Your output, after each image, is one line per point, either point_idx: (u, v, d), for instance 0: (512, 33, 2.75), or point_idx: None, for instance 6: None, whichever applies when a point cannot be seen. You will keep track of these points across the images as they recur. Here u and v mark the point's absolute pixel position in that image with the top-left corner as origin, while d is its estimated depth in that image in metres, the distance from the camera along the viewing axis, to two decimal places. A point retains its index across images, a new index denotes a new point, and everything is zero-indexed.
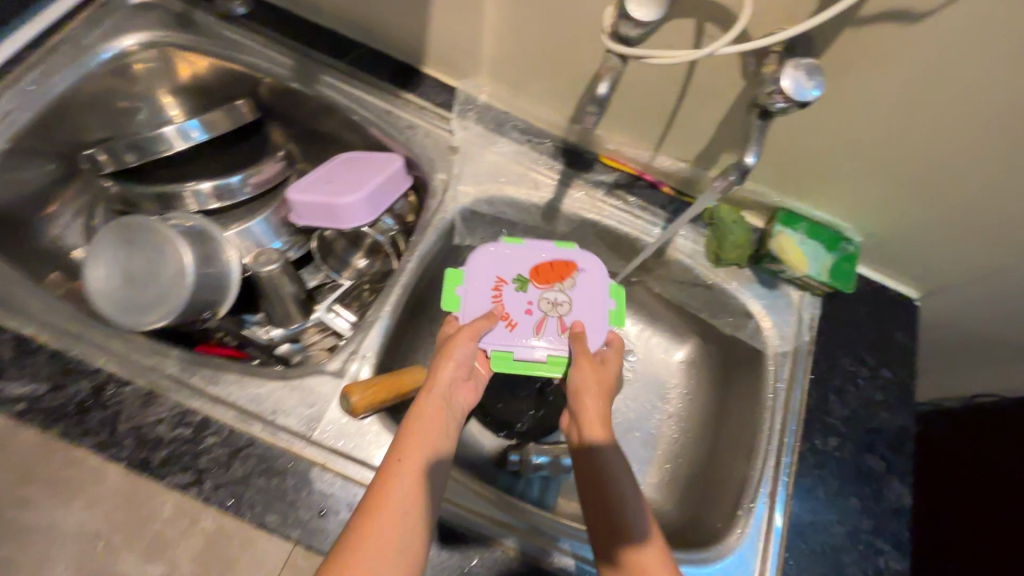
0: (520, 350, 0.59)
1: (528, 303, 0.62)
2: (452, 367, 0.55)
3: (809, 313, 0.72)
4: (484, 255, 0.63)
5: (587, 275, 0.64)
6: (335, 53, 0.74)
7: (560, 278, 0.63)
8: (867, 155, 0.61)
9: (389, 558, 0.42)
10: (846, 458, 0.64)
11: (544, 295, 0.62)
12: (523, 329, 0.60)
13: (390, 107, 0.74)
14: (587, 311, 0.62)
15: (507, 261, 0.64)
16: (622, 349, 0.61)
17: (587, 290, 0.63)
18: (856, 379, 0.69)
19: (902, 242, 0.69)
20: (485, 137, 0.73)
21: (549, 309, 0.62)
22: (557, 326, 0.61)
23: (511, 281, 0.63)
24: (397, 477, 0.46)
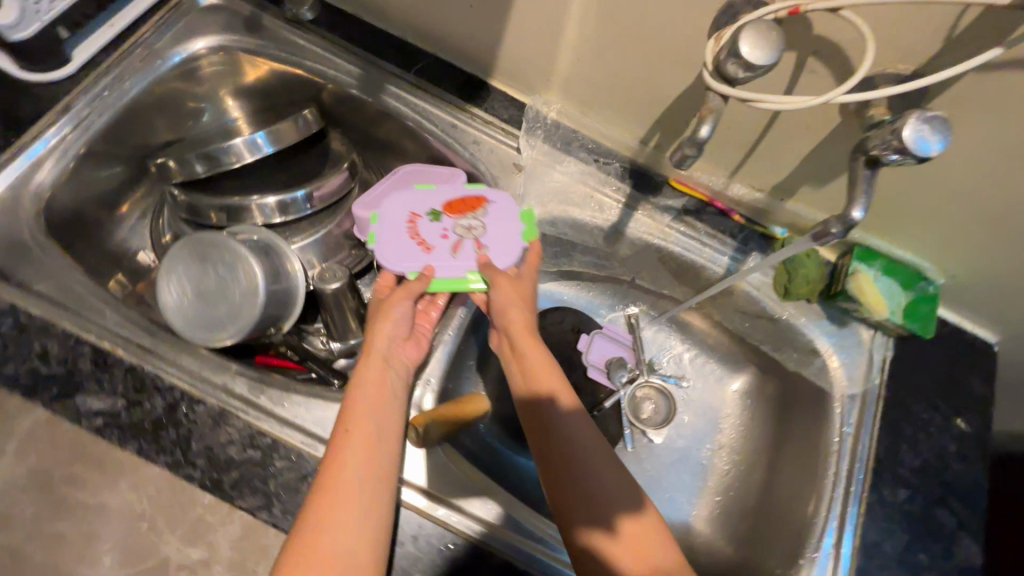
0: (441, 269, 0.62)
1: (443, 230, 0.64)
2: (392, 331, 0.58)
3: (880, 355, 0.69)
4: (395, 196, 0.66)
5: (497, 204, 0.66)
6: (401, 63, 0.73)
7: (470, 211, 0.65)
8: (966, 200, 0.57)
9: (358, 522, 0.43)
10: (915, 512, 0.62)
11: (459, 223, 0.65)
12: (441, 250, 0.63)
13: (455, 121, 0.72)
14: (496, 238, 0.64)
15: (419, 198, 0.66)
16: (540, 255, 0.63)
17: (498, 216, 0.65)
18: (929, 427, 0.66)
19: (989, 288, 0.66)
20: (552, 155, 0.71)
21: (464, 234, 0.64)
22: (473, 247, 0.63)
23: (425, 214, 0.65)
24: (351, 441, 0.47)
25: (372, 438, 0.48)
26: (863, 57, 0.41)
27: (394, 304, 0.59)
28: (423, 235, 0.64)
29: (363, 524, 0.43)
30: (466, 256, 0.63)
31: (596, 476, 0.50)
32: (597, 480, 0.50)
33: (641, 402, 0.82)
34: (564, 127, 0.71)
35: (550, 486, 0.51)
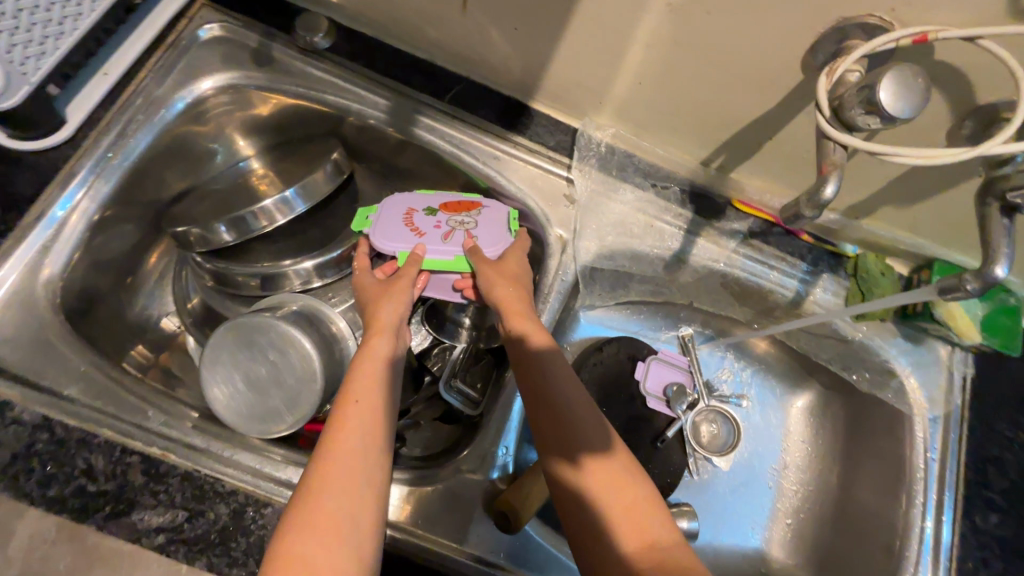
0: (430, 250, 0.57)
1: (436, 221, 0.59)
2: (399, 311, 0.53)
3: (959, 372, 0.67)
4: (397, 197, 0.62)
5: (491, 210, 0.61)
6: (433, 90, 0.65)
7: (469, 208, 0.61)
8: None
9: (357, 501, 0.40)
10: (1009, 537, 0.60)
11: (453, 218, 0.60)
12: (431, 237, 0.58)
13: (497, 153, 0.66)
14: (489, 230, 0.59)
15: (419, 198, 0.62)
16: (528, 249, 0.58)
17: (494, 214, 0.61)
18: (1015, 446, 0.64)
19: None
20: (606, 183, 0.65)
21: (457, 225, 0.59)
22: (463, 236, 0.58)
23: (420, 211, 0.61)
24: (352, 422, 0.44)
25: (368, 410, 0.45)
26: (1019, 101, 0.36)
27: (394, 287, 0.54)
28: (414, 223, 0.59)
29: (361, 503, 0.40)
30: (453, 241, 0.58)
31: (599, 451, 0.47)
32: (597, 450, 0.47)
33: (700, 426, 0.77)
34: (619, 151, 0.65)
35: (546, 461, 0.48)
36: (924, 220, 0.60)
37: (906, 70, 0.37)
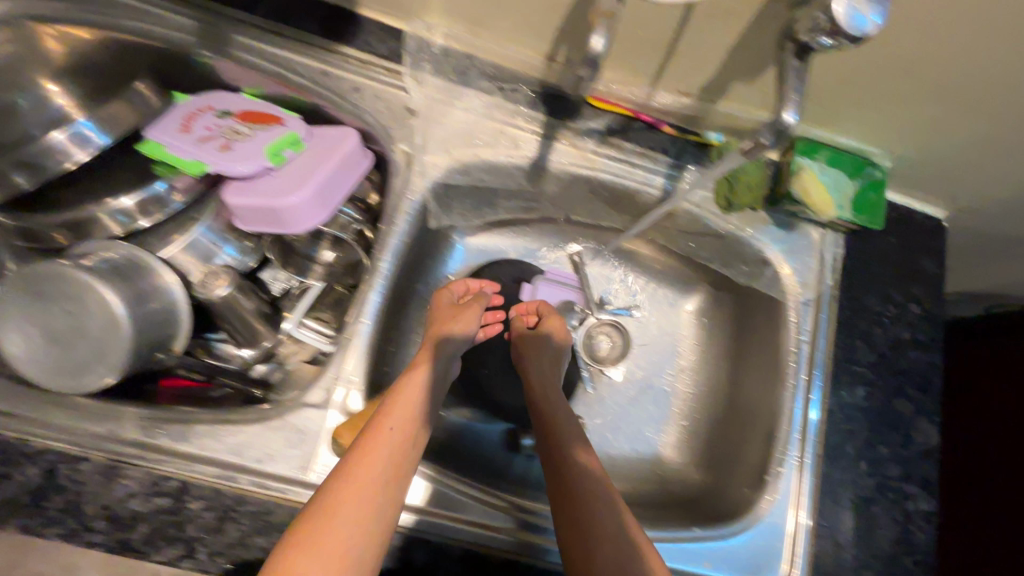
0: (175, 148, 0.54)
1: (214, 124, 0.56)
2: (462, 329, 0.59)
3: (831, 254, 0.65)
4: (217, 95, 0.60)
5: (273, 132, 0.57)
6: (246, 4, 0.59)
7: (260, 121, 0.57)
8: (913, 73, 0.51)
9: (358, 528, 0.41)
10: (874, 407, 0.61)
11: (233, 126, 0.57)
12: (193, 137, 0.55)
13: (326, 67, 0.60)
14: (249, 148, 0.55)
15: (232, 98, 0.59)
16: (277, 189, 0.54)
17: (275, 135, 0.56)
18: (882, 320, 0.64)
19: (937, 164, 0.61)
20: (448, 90, 0.61)
21: (228, 134, 0.56)
22: (222, 148, 0.55)
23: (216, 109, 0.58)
24: (379, 445, 0.46)
25: (395, 437, 0.47)
26: None
27: (462, 313, 0.61)
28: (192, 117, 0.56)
29: (363, 529, 0.42)
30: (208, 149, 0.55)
31: (594, 493, 0.50)
32: (602, 489, 0.50)
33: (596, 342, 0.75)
34: (457, 54, 0.60)
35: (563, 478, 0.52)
36: (778, 96, 0.57)
37: None
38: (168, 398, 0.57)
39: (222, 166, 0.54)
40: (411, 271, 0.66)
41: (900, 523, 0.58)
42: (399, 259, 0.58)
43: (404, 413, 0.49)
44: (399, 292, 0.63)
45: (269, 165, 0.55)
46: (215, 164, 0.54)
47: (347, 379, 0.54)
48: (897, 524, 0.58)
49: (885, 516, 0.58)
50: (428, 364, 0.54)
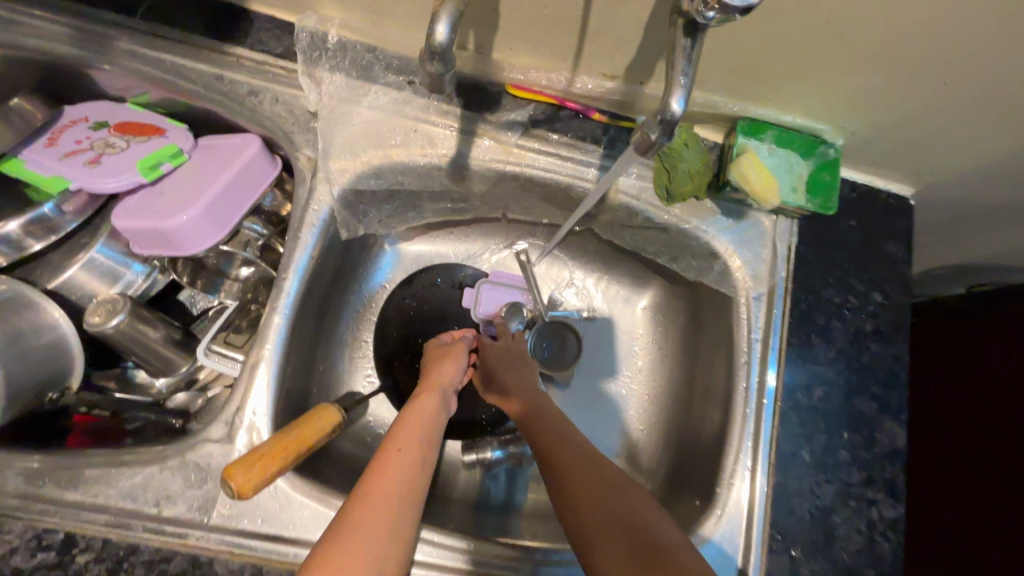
0: (37, 162, 0.52)
1: (85, 137, 0.55)
2: (452, 375, 0.56)
3: (785, 242, 0.60)
4: (95, 106, 0.58)
5: (148, 145, 0.55)
6: (127, 8, 0.55)
7: (136, 134, 0.56)
8: (849, 42, 0.45)
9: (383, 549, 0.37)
10: (832, 408, 0.57)
11: (106, 139, 0.55)
12: (60, 152, 0.53)
13: (216, 70, 0.55)
14: (121, 161, 0.53)
15: (110, 110, 0.58)
16: (149, 204, 0.52)
17: (151, 148, 0.55)
18: (842, 312, 0.59)
19: (895, 137, 0.55)
20: (351, 88, 0.56)
21: (99, 148, 0.54)
22: (91, 161, 0.53)
23: (90, 123, 0.56)
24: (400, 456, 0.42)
25: (413, 454, 0.43)
26: None
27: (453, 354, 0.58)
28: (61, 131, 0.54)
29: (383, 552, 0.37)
30: (74, 164, 0.52)
31: (612, 495, 0.43)
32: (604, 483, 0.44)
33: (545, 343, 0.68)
34: (357, 47, 0.55)
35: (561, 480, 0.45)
36: (707, 72, 0.51)
37: None
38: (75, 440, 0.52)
39: (87, 179, 0.52)
40: (334, 285, 0.62)
41: (863, 533, 0.54)
42: (308, 278, 0.55)
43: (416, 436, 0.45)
44: (318, 310, 0.59)
45: (142, 180, 0.53)
46: (78, 180, 0.51)
47: (252, 410, 0.50)
48: (861, 534, 0.54)
49: (846, 525, 0.54)
50: (432, 393, 0.52)
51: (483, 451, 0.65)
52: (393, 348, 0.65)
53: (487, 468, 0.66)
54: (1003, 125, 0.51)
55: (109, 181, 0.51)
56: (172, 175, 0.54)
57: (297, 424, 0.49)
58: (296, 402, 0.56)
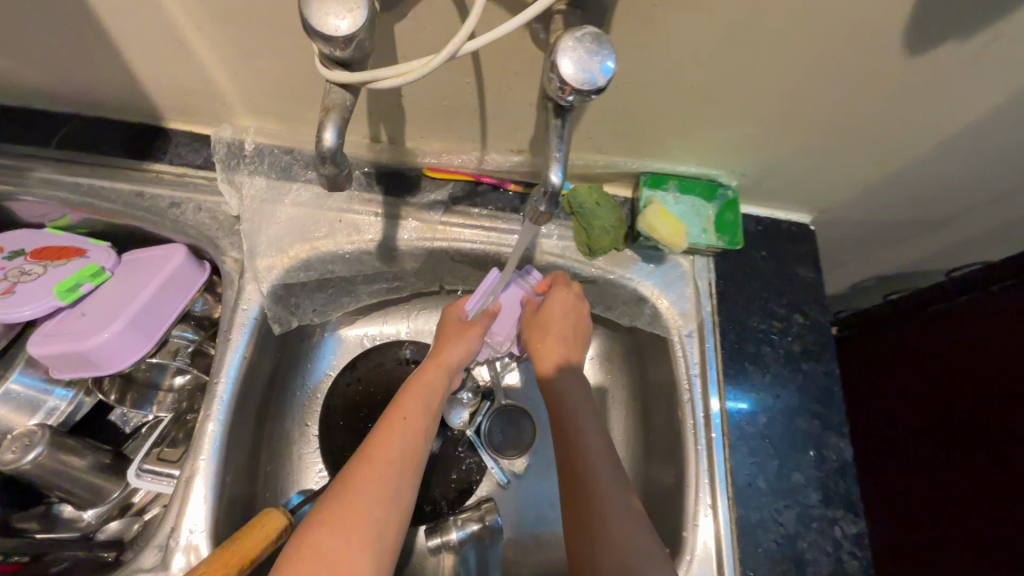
0: None
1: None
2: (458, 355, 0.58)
3: (705, 279, 0.64)
4: (13, 234, 0.58)
5: (66, 267, 0.55)
6: (40, 140, 0.56)
7: (54, 258, 0.56)
8: (714, 102, 0.50)
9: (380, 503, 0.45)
10: (778, 432, 0.58)
11: (21, 266, 0.54)
12: None
13: (136, 187, 0.56)
14: (35, 287, 0.52)
15: (28, 237, 0.57)
16: (65, 328, 0.51)
17: (68, 269, 0.54)
18: (770, 337, 0.62)
19: (779, 174, 0.61)
20: (272, 189, 0.58)
21: (11, 277, 0.53)
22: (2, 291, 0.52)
23: (6, 252, 0.56)
24: (404, 426, 0.50)
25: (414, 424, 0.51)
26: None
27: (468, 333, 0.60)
28: None
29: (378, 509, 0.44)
30: None
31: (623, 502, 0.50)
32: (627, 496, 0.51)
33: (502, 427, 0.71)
34: (274, 150, 0.58)
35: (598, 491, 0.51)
36: (603, 138, 0.56)
37: None
38: None
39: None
40: (273, 380, 0.60)
41: (832, 554, 0.54)
42: (242, 378, 0.54)
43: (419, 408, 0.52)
44: (258, 409, 0.58)
45: (60, 304, 0.52)
46: None
47: (189, 528, 0.48)
48: (829, 556, 0.54)
49: (813, 549, 0.54)
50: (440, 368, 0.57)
51: (446, 533, 0.62)
52: (341, 438, 0.63)
53: (455, 551, 0.63)
54: (863, 154, 0.57)
55: (23, 310, 0.51)
56: (92, 294, 0.54)
57: (238, 536, 0.46)
58: (238, 512, 0.53)
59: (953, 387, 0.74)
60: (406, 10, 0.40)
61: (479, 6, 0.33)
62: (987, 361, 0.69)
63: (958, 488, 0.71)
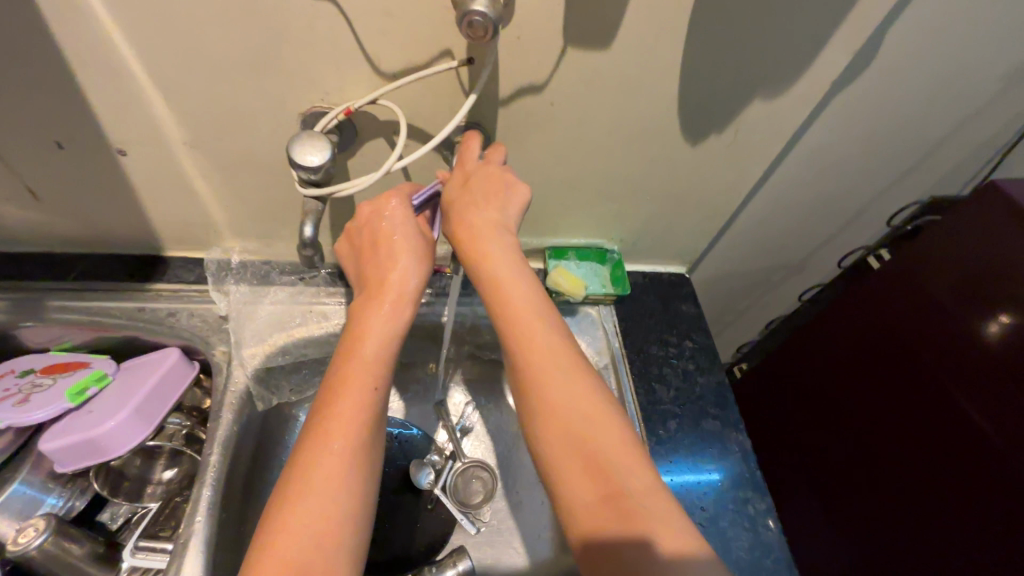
0: None
1: (11, 384, 0.63)
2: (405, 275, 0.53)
3: (611, 322, 0.80)
4: (24, 356, 0.67)
5: (73, 375, 0.64)
6: (58, 275, 0.69)
7: (62, 370, 0.65)
8: (580, 188, 0.71)
9: (343, 454, 0.44)
10: (688, 433, 0.71)
11: (34, 380, 0.64)
12: None
13: (140, 303, 0.69)
14: (47, 393, 0.62)
15: (36, 358, 0.67)
16: (73, 424, 0.59)
17: (76, 377, 0.64)
18: (669, 360, 0.78)
19: (646, 237, 0.82)
20: (254, 292, 0.71)
21: (26, 390, 0.62)
22: (17, 401, 0.61)
23: (17, 371, 0.65)
24: (357, 381, 0.48)
25: (369, 373, 0.48)
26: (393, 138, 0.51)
27: (414, 245, 0.54)
28: None
29: (337, 459, 0.44)
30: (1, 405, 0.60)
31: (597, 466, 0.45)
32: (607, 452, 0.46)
33: (466, 483, 0.79)
34: (256, 262, 0.74)
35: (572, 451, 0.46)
36: None
37: (321, 135, 0.49)
38: None
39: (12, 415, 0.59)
40: (256, 459, 0.68)
41: (749, 528, 0.64)
42: (232, 448, 0.63)
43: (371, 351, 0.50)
44: (244, 481, 0.65)
45: (70, 406, 0.61)
46: (5, 417, 0.58)
47: None
48: (747, 531, 0.64)
49: (733, 527, 0.64)
50: (386, 300, 0.52)
51: None
52: None
53: None
54: (697, 212, 0.79)
55: (36, 413, 0.59)
56: (98, 396, 0.63)
57: None
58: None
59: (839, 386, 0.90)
60: (356, 150, 0.59)
61: (401, 141, 0.51)
62: (898, 377, 0.82)
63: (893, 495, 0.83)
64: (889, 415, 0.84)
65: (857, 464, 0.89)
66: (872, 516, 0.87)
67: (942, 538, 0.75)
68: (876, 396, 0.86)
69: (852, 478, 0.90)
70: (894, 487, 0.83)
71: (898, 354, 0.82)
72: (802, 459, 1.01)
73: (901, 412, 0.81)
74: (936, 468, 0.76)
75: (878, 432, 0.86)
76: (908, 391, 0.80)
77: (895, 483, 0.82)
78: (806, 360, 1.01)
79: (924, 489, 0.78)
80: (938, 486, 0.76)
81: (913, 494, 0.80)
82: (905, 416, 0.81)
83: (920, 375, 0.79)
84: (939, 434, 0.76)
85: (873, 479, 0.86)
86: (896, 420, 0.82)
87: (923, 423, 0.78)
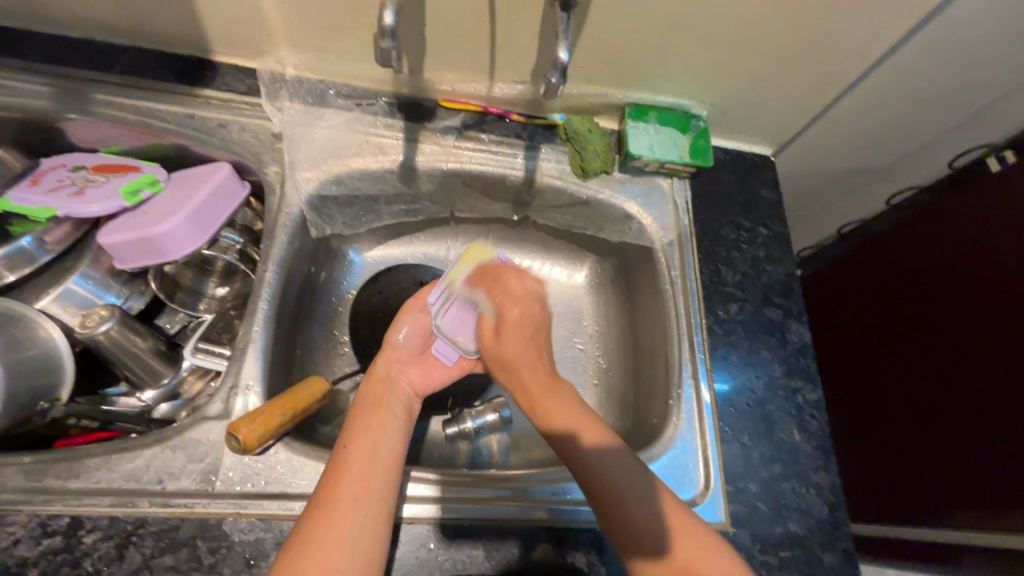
0: (22, 197, 0.56)
1: (63, 177, 0.60)
2: (391, 359, 0.60)
3: (681, 198, 0.74)
4: (63, 156, 0.64)
5: (125, 177, 0.61)
6: (101, 67, 0.64)
7: (115, 171, 0.62)
8: (684, 28, 0.60)
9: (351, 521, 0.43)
10: (748, 318, 0.68)
11: (86, 176, 0.61)
12: (42, 188, 0.58)
13: (190, 110, 0.64)
14: (102, 190, 0.59)
15: (82, 157, 0.64)
16: (133, 224, 0.58)
17: (128, 178, 0.61)
18: (738, 245, 0.73)
19: (741, 105, 0.72)
20: (309, 112, 0.67)
21: (80, 183, 0.60)
22: (71, 193, 0.58)
23: (69, 166, 0.62)
24: (349, 454, 0.48)
25: (362, 445, 0.49)
26: None
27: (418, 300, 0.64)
28: (43, 174, 0.60)
29: (342, 532, 0.42)
30: (58, 195, 0.57)
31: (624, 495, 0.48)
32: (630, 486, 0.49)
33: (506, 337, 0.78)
34: (311, 83, 0.67)
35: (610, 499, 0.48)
36: (593, 67, 0.66)
37: None
38: (51, 454, 0.49)
39: (69, 207, 0.56)
40: (304, 289, 0.68)
41: (794, 416, 0.64)
42: (285, 269, 0.62)
43: (365, 428, 0.51)
44: (294, 306, 0.65)
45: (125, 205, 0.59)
46: (63, 206, 0.56)
47: (246, 385, 0.55)
48: (792, 417, 0.64)
49: (779, 412, 0.64)
50: (375, 383, 0.57)
51: (463, 421, 0.67)
52: (366, 337, 0.70)
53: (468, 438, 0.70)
54: (808, 79, 0.68)
55: (93, 207, 0.57)
56: (152, 201, 0.61)
57: (289, 390, 0.53)
58: (281, 386, 0.60)
59: (928, 286, 0.87)
60: None
61: None
62: (985, 261, 0.79)
63: (947, 385, 0.82)
64: (964, 307, 0.81)
65: (920, 379, 0.87)
66: (923, 418, 0.86)
67: (1004, 442, 0.73)
68: (953, 293, 0.83)
69: (906, 379, 0.89)
70: (956, 399, 0.81)
71: (990, 243, 0.79)
72: (860, 369, 0.99)
73: (970, 295, 0.80)
74: (1004, 348, 0.74)
75: (950, 345, 0.82)
76: (989, 271, 0.78)
77: (958, 380, 0.81)
78: (888, 275, 0.96)
79: (985, 369, 0.77)
80: (1004, 360, 0.74)
81: (978, 403, 0.78)
82: (977, 299, 0.79)
83: (1008, 258, 0.75)
84: (1008, 318, 0.74)
85: (928, 375, 0.85)
86: (967, 310, 0.80)
87: (997, 302, 0.76)
